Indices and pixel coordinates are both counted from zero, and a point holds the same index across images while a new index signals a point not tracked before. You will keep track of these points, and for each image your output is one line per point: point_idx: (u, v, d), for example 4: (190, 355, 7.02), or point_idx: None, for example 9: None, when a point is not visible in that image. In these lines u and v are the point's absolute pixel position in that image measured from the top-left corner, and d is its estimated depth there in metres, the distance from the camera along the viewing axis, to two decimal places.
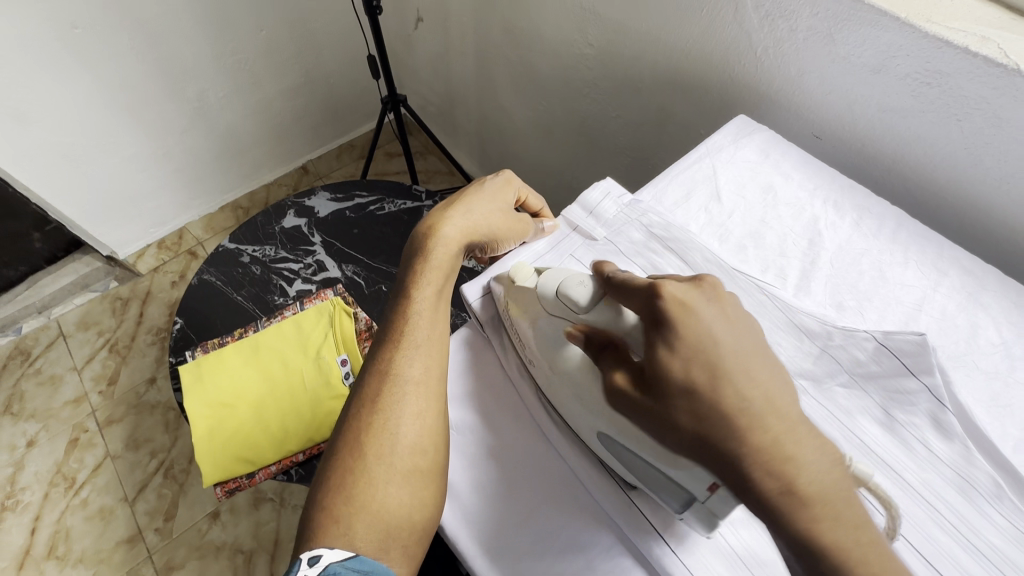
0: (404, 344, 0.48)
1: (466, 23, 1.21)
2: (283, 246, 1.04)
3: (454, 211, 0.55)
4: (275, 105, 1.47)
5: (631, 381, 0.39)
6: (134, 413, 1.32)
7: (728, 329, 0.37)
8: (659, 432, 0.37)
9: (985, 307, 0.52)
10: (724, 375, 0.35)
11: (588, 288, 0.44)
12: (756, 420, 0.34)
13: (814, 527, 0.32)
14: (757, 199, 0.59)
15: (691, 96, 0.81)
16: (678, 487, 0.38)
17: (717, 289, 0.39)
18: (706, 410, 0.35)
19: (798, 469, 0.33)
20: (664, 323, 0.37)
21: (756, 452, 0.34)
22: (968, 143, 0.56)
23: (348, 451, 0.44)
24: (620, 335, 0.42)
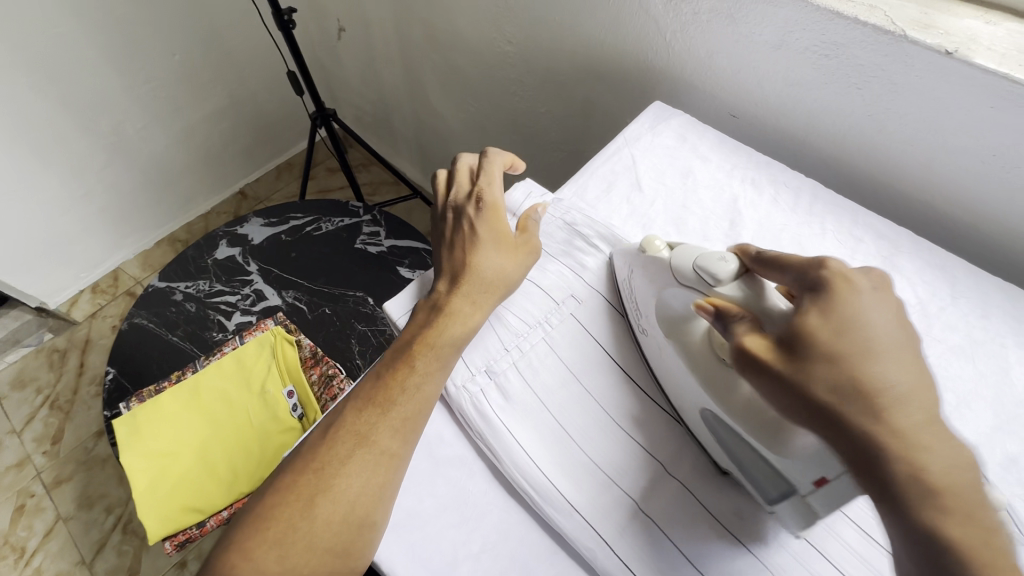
0: (390, 412, 0.42)
1: (387, 30, 1.18)
2: (218, 279, 0.99)
3: (466, 282, 0.48)
4: (202, 131, 1.41)
5: (766, 348, 0.35)
6: (83, 470, 1.25)
7: (890, 315, 0.35)
8: (788, 401, 0.34)
9: (900, 269, 0.53)
10: (858, 345, 0.33)
11: (734, 263, 0.40)
12: (901, 402, 0.32)
13: (943, 523, 0.30)
14: (677, 185, 0.59)
15: (611, 85, 0.81)
16: (777, 475, 0.38)
17: (884, 282, 0.36)
18: (850, 386, 0.33)
19: (895, 446, 0.31)
20: (822, 296, 0.35)
21: (859, 420, 0.32)
22: (870, 111, 0.57)
23: (296, 509, 0.39)
24: (759, 312, 0.38)
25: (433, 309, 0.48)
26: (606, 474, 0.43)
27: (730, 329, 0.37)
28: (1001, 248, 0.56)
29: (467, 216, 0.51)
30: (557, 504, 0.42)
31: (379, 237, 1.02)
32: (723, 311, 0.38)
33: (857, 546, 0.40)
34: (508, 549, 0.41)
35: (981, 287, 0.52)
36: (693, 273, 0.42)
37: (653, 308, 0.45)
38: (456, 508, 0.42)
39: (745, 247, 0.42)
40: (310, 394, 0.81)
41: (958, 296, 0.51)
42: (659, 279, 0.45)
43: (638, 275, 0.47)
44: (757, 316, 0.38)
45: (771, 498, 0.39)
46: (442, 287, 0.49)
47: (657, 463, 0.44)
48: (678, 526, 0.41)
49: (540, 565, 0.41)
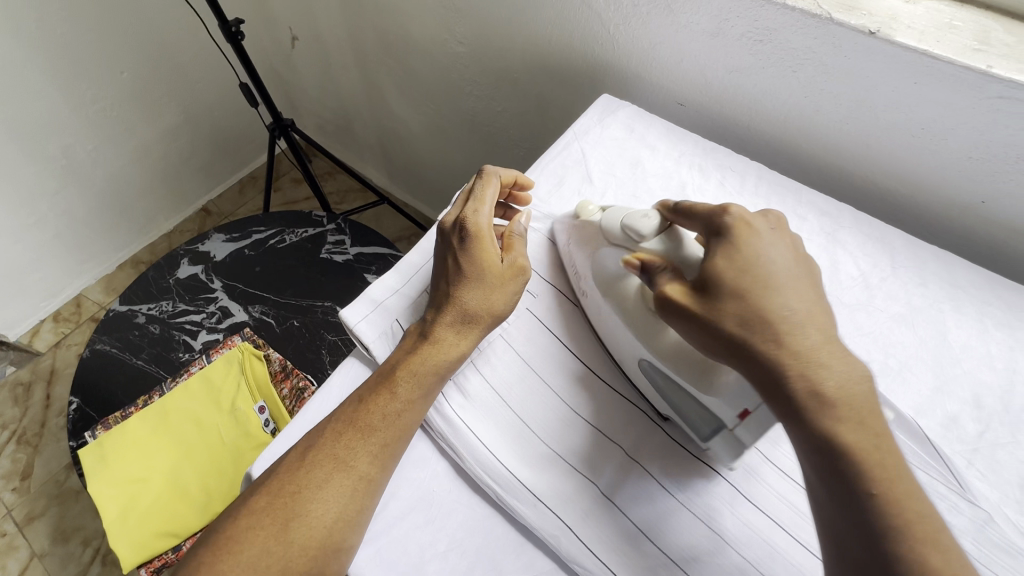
0: (368, 437, 0.41)
1: (340, 36, 1.17)
2: (181, 298, 0.97)
3: (452, 314, 0.46)
4: (157, 149, 1.38)
5: (684, 294, 0.39)
6: (56, 504, 1.21)
7: (786, 251, 0.39)
8: (703, 337, 0.38)
9: (842, 243, 0.55)
10: (757, 279, 0.38)
11: (655, 218, 0.44)
12: (797, 327, 0.36)
13: (838, 429, 0.34)
14: (626, 175, 0.60)
15: (564, 81, 0.82)
16: (706, 411, 0.41)
17: (781, 223, 0.41)
18: (753, 316, 0.37)
19: (794, 367, 0.35)
20: (726, 240, 0.40)
21: (763, 347, 0.36)
22: (805, 93, 0.59)
23: (271, 534, 0.38)
24: (676, 261, 0.42)
25: (419, 335, 0.46)
26: (567, 460, 0.44)
27: (653, 280, 0.42)
28: (937, 217, 0.59)
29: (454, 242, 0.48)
30: (520, 495, 0.42)
31: (344, 246, 1.01)
32: (646, 265, 0.43)
33: (780, 488, 0.43)
34: (475, 544, 0.41)
35: (918, 256, 0.54)
36: (620, 231, 0.46)
37: (591, 274, 0.48)
38: (421, 509, 0.43)
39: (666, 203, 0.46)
40: (282, 407, 0.81)
41: (897, 265, 0.53)
42: (594, 243, 0.49)
43: (574, 244, 0.51)
44: (676, 264, 0.42)
45: (704, 435, 0.42)
46: (429, 316, 0.47)
47: (616, 447, 0.45)
48: (637, 507, 0.42)
49: (506, 556, 0.41)
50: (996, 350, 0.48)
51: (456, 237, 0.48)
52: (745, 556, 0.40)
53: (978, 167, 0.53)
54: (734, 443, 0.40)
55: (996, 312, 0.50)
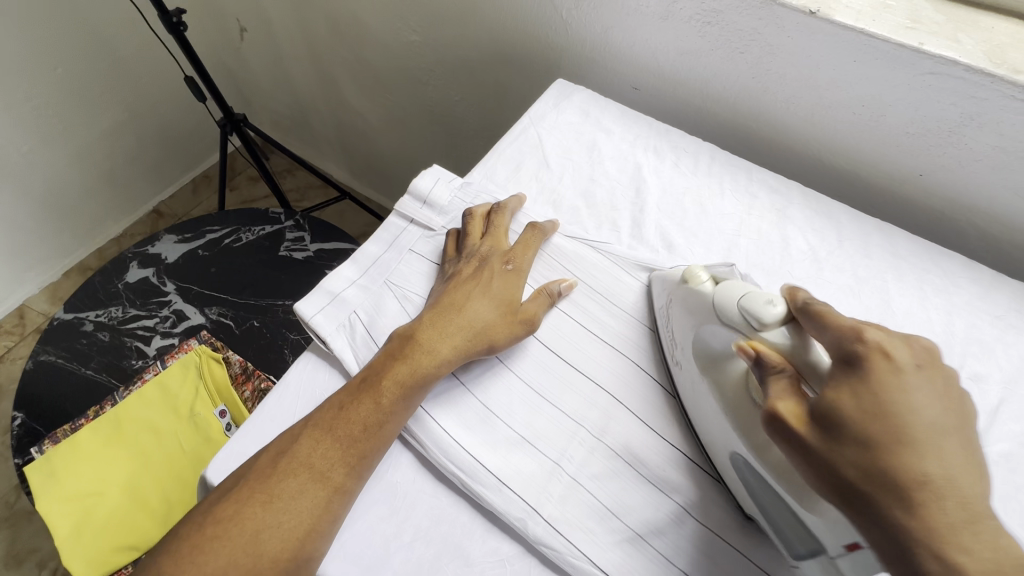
0: (347, 447, 0.40)
1: (291, 26, 1.14)
2: (132, 303, 0.93)
3: (457, 329, 0.46)
4: (100, 148, 1.31)
5: (800, 416, 0.33)
6: (7, 527, 1.15)
7: (935, 399, 0.31)
8: (813, 474, 0.32)
9: (792, 219, 0.57)
10: (893, 433, 0.30)
11: (783, 311, 0.37)
12: (938, 498, 0.28)
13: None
14: (583, 159, 0.60)
15: (519, 67, 0.82)
16: (807, 530, 0.35)
17: (934, 357, 0.32)
18: (884, 474, 0.30)
19: (924, 539, 0.28)
20: (856, 369, 0.32)
21: (889, 505, 0.29)
22: (754, 74, 0.60)
23: (239, 545, 0.37)
24: (800, 365, 0.36)
25: (410, 340, 0.45)
26: (533, 444, 0.44)
27: (767, 377, 0.36)
28: (882, 192, 0.61)
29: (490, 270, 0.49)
30: (486, 481, 0.42)
31: (304, 242, 0.99)
32: (763, 359, 0.36)
33: None
34: (441, 533, 0.41)
35: (862, 229, 0.56)
36: (735, 315, 0.39)
37: (692, 347, 0.43)
38: (385, 500, 0.42)
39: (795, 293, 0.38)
40: (244, 410, 0.79)
41: (843, 238, 0.55)
42: (699, 317, 0.42)
43: (675, 307, 0.45)
44: (800, 367, 0.36)
45: (798, 554, 0.37)
46: (425, 321, 0.46)
47: (582, 429, 0.45)
48: (604, 486, 0.43)
49: (473, 542, 0.41)
50: (937, 315, 0.51)
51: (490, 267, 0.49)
52: (709, 527, 0.41)
53: (914, 141, 0.55)
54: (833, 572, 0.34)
55: (935, 280, 0.53)
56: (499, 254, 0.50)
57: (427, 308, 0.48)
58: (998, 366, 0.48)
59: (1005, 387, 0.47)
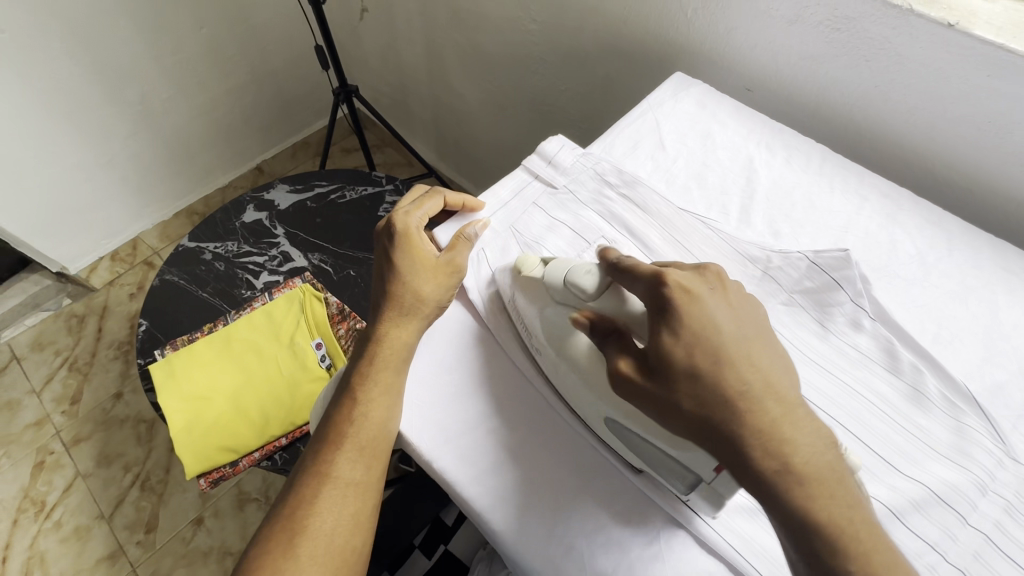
0: (371, 385, 0.47)
1: (411, 9, 1.23)
2: (245, 241, 1.03)
3: (400, 287, 0.50)
4: (223, 105, 1.45)
5: (638, 373, 0.39)
6: (101, 430, 1.28)
7: (728, 311, 0.38)
8: (663, 416, 0.37)
9: (901, 224, 0.58)
10: (709, 357, 0.37)
11: (595, 274, 0.44)
12: (752, 401, 0.35)
13: (809, 500, 0.34)
14: (697, 146, 0.64)
15: (632, 60, 0.86)
16: (677, 467, 0.39)
17: (721, 280, 0.40)
18: (708, 396, 0.36)
19: (756, 444, 0.35)
20: (669, 312, 0.38)
21: (725, 423, 0.35)
22: (877, 81, 0.62)
23: (317, 471, 0.45)
24: (622, 319, 0.42)
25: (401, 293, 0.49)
26: None
27: (606, 345, 0.41)
28: (997, 210, 0.61)
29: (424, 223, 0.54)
30: None
31: None
32: (593, 324, 0.42)
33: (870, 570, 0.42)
34: (545, 450, 0.46)
35: (974, 241, 0.57)
36: (563, 284, 0.45)
37: (541, 329, 0.46)
38: (501, 418, 0.47)
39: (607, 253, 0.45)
40: (338, 346, 0.86)
41: (953, 247, 0.56)
42: (539, 300, 0.47)
43: (519, 298, 0.49)
44: (628, 324, 0.42)
45: (681, 490, 0.41)
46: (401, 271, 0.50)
47: None
48: None
49: (574, 464, 0.45)
50: None
51: (404, 236, 0.51)
52: None
53: None
54: (710, 492, 0.39)
55: None
56: (404, 228, 0.52)
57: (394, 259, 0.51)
58: None
59: None
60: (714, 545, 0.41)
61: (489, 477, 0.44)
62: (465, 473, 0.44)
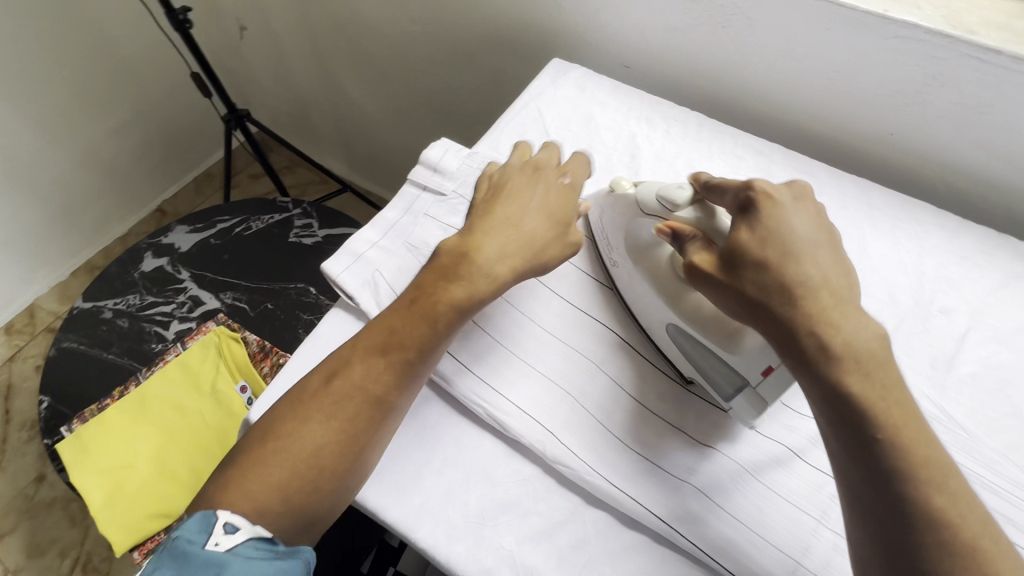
0: (396, 343, 0.42)
1: (290, 23, 1.18)
2: (148, 291, 0.97)
3: (542, 216, 0.47)
4: (106, 148, 1.35)
5: (710, 263, 0.40)
6: (27, 519, 1.18)
7: (808, 221, 0.38)
8: (728, 303, 0.39)
9: (776, 177, 0.61)
10: (779, 249, 0.37)
11: (688, 190, 0.44)
12: (809, 288, 0.35)
13: (847, 379, 0.33)
14: (580, 130, 0.65)
15: (515, 51, 0.87)
16: (731, 371, 0.43)
17: (807, 193, 0.40)
18: (772, 282, 0.36)
19: (813, 325, 0.34)
20: (750, 214, 0.39)
21: (782, 310, 0.36)
22: (735, 46, 0.65)
23: (339, 386, 0.42)
24: (708, 231, 0.42)
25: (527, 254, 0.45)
26: (552, 380, 0.48)
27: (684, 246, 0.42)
28: (858, 152, 0.66)
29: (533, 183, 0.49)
30: (504, 408, 0.46)
31: (312, 229, 1.03)
32: (677, 234, 0.43)
33: None
34: (466, 456, 0.45)
35: (840, 184, 0.61)
36: (655, 201, 0.46)
37: (623, 242, 0.50)
38: (419, 436, 0.46)
39: (697, 175, 0.45)
40: (264, 385, 0.83)
41: (822, 193, 0.60)
42: (627, 214, 0.50)
43: (608, 217, 0.52)
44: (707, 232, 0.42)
45: (726, 395, 0.44)
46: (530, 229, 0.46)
47: (593, 366, 0.49)
48: (612, 416, 0.47)
49: (494, 465, 0.45)
50: (908, 258, 0.56)
51: (558, 173, 0.50)
52: (704, 442, 0.46)
53: (885, 102, 0.60)
54: (756, 399, 0.42)
55: (906, 227, 0.58)
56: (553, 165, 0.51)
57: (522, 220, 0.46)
58: (964, 298, 0.54)
59: (971, 317, 0.53)
60: (637, 515, 0.43)
61: (412, 497, 0.43)
62: (388, 497, 0.43)
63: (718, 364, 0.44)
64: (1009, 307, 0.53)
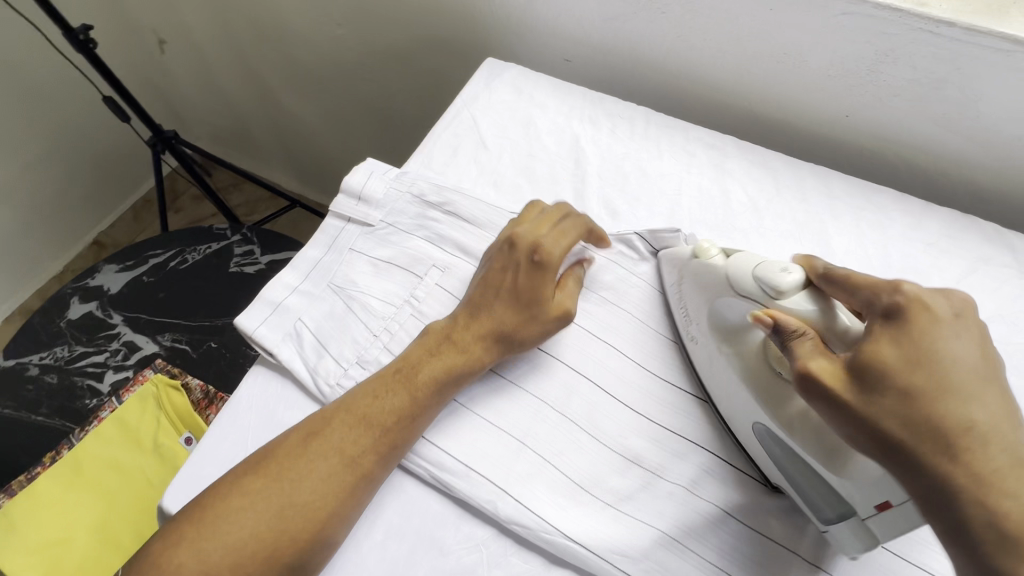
0: (381, 413, 0.41)
1: (212, 33, 1.09)
2: (77, 340, 0.89)
3: (508, 303, 0.44)
4: (24, 186, 1.21)
5: (837, 376, 0.34)
6: None
7: (969, 345, 0.33)
8: (852, 431, 0.33)
9: (731, 172, 0.57)
10: (933, 378, 0.32)
11: (799, 274, 0.38)
12: (974, 439, 0.31)
13: (1016, 564, 0.29)
14: (519, 137, 0.60)
15: (450, 50, 0.81)
16: (834, 492, 0.36)
17: (967, 307, 0.35)
18: (923, 420, 0.31)
19: (972, 488, 0.30)
20: (898, 324, 0.34)
21: (934, 459, 0.31)
22: (678, 33, 0.60)
23: (316, 446, 0.39)
24: (824, 330, 0.36)
25: (504, 339, 0.44)
26: (499, 427, 0.44)
27: (790, 346, 0.36)
28: (814, 136, 0.62)
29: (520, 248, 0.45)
30: (446, 464, 0.42)
31: (254, 256, 0.95)
32: (780, 326, 0.37)
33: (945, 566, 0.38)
34: (410, 523, 0.41)
35: (798, 174, 0.57)
36: (752, 285, 0.40)
37: (708, 322, 0.43)
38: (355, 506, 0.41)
39: (811, 262, 0.40)
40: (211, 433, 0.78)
41: (780, 186, 0.56)
42: (710, 293, 0.43)
43: (687, 287, 0.45)
44: (822, 333, 0.37)
45: (826, 517, 0.38)
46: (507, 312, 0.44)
47: (547, 407, 0.44)
48: (571, 462, 0.42)
49: (442, 529, 0.41)
50: (874, 250, 0.52)
51: (532, 253, 0.45)
52: (672, 481, 0.42)
53: (839, 84, 0.56)
54: (865, 532, 0.35)
55: (869, 216, 0.54)
56: (529, 239, 0.45)
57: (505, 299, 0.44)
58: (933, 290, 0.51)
59: None
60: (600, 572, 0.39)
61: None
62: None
63: (814, 481, 0.37)
64: (981, 294, 0.50)
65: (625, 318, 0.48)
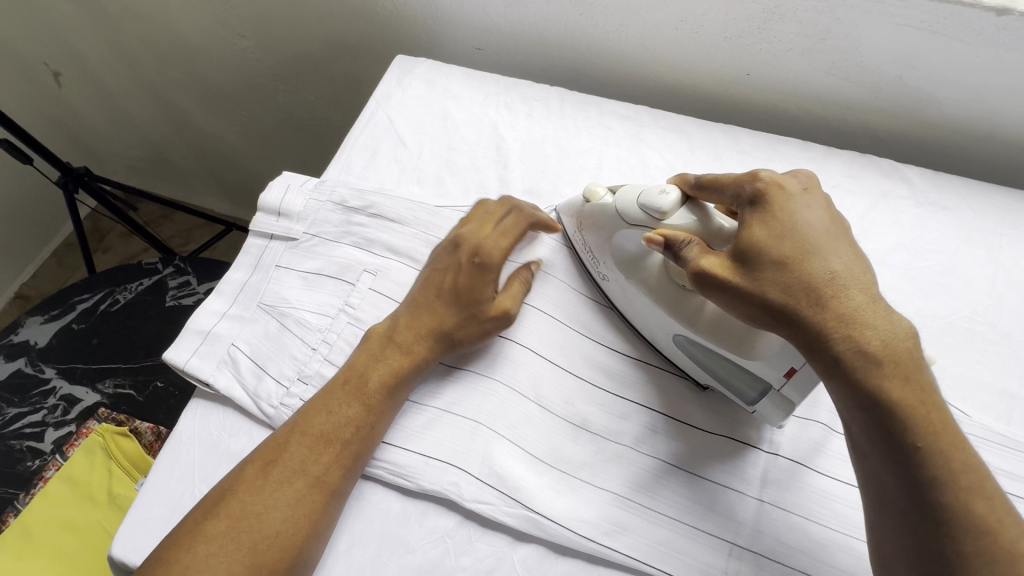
0: (332, 425, 0.41)
1: (109, 59, 1.03)
2: (9, 402, 0.83)
3: (450, 302, 0.45)
4: None
5: (722, 265, 0.37)
6: None
7: (820, 212, 0.38)
8: (744, 308, 0.37)
9: (646, 141, 0.59)
10: (795, 242, 0.36)
11: (675, 193, 0.41)
12: (835, 288, 0.35)
13: (880, 382, 0.33)
14: (437, 131, 0.60)
15: (362, 51, 0.79)
16: (749, 374, 0.41)
17: (812, 180, 0.40)
18: (794, 284, 0.35)
19: (846, 333, 0.34)
20: (763, 207, 0.38)
21: (808, 312, 0.35)
22: (580, 10, 0.61)
23: (277, 473, 0.39)
24: (708, 236, 0.40)
25: (445, 339, 0.44)
26: (449, 411, 0.44)
27: (681, 255, 0.39)
28: (722, 97, 0.65)
29: (465, 250, 0.47)
30: (402, 458, 0.42)
31: (190, 286, 0.93)
32: (672, 241, 0.40)
33: None
34: (373, 527, 0.41)
35: (709, 135, 0.60)
36: (638, 211, 0.43)
37: (611, 256, 0.46)
38: None
39: (684, 177, 0.44)
40: None
41: (694, 148, 0.59)
42: (607, 230, 0.46)
43: (587, 230, 0.47)
44: (705, 239, 0.40)
45: (750, 399, 0.42)
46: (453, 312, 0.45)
47: (493, 382, 0.45)
48: (525, 441, 0.43)
49: (407, 527, 0.41)
50: None
51: (474, 255, 0.46)
52: (623, 445, 0.43)
53: (735, 44, 0.58)
54: (781, 400, 0.40)
55: (779, 167, 0.57)
56: (473, 241, 0.47)
57: (451, 300, 0.45)
58: None
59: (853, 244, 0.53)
60: (565, 541, 0.40)
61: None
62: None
63: (735, 370, 0.41)
64: (884, 227, 0.54)
65: (562, 293, 0.49)
